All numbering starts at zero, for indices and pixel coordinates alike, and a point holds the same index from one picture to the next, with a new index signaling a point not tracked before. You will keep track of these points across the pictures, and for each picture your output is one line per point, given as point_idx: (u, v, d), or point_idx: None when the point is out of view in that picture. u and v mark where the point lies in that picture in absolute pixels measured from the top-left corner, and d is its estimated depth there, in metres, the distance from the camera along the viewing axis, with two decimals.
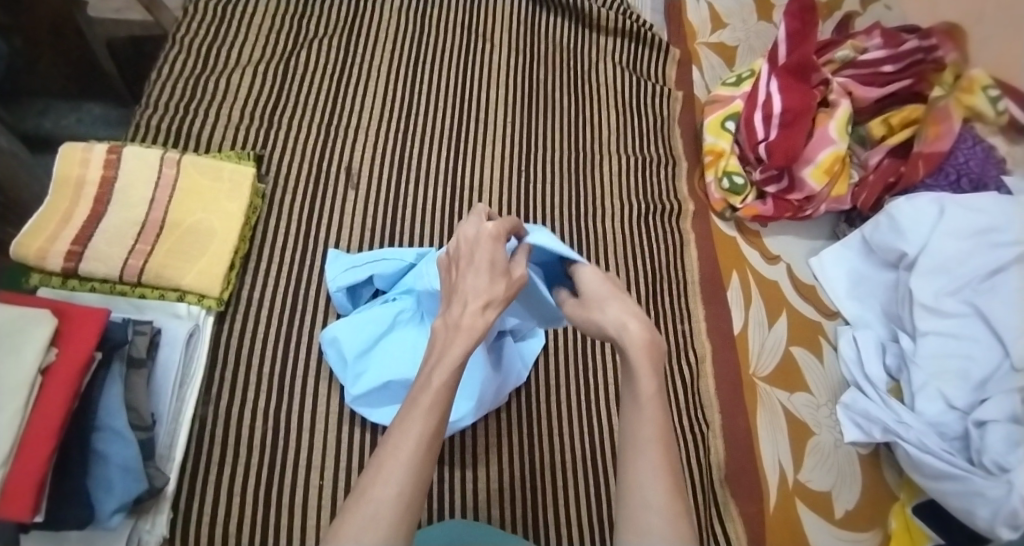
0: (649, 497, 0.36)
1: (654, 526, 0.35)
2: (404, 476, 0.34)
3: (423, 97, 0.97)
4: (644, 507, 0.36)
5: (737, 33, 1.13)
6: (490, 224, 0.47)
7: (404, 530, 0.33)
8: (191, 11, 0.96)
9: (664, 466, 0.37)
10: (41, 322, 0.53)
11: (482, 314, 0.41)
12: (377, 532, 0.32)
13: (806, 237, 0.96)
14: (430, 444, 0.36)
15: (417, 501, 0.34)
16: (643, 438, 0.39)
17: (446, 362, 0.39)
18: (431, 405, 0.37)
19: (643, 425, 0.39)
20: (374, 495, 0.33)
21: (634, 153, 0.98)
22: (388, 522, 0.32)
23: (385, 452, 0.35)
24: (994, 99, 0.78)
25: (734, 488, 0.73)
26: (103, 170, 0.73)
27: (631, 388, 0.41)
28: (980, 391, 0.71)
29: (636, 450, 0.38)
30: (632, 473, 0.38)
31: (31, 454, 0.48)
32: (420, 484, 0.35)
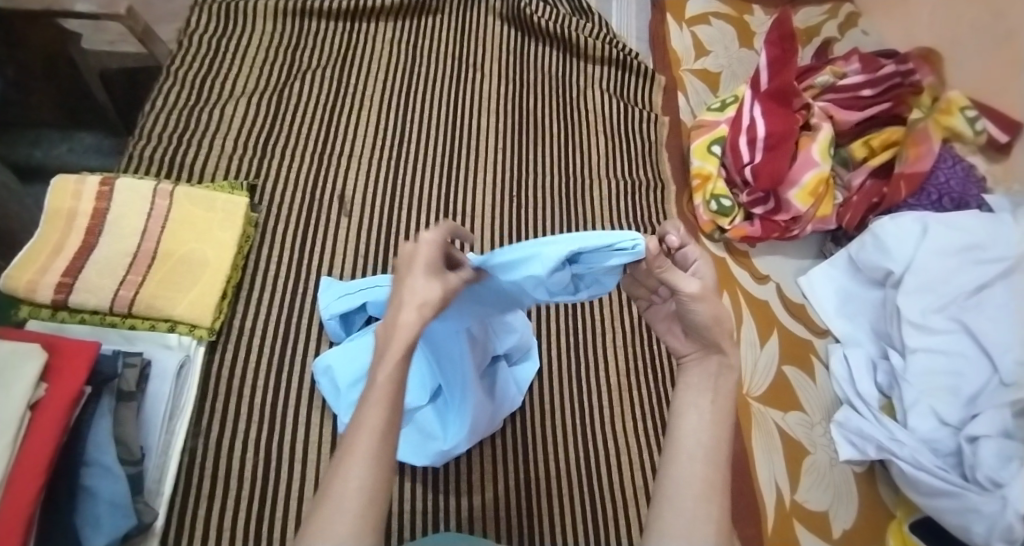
0: (710, 509, 0.36)
1: (707, 532, 0.36)
2: (364, 468, 0.33)
3: (415, 126, 0.98)
4: (703, 516, 0.36)
5: (720, 60, 1.17)
6: (429, 232, 0.41)
7: (371, 522, 0.33)
8: (185, 43, 0.98)
9: (724, 480, 0.38)
10: (31, 357, 0.52)
11: (418, 315, 0.38)
12: (341, 527, 0.32)
13: (794, 256, 0.97)
14: (385, 434, 0.35)
15: (381, 491, 0.34)
16: (716, 449, 0.39)
17: (391, 356, 0.37)
18: (380, 399, 0.36)
19: (718, 439, 0.39)
20: (338, 491, 0.33)
21: (623, 177, 1.00)
22: (354, 515, 0.32)
23: (343, 451, 0.35)
24: (971, 119, 0.86)
25: (735, 513, 0.73)
26: (95, 202, 0.73)
27: (709, 396, 0.41)
28: (970, 407, 0.72)
29: (704, 458, 0.38)
30: (694, 478, 0.38)
31: (19, 492, 0.47)
32: (383, 474, 0.34)
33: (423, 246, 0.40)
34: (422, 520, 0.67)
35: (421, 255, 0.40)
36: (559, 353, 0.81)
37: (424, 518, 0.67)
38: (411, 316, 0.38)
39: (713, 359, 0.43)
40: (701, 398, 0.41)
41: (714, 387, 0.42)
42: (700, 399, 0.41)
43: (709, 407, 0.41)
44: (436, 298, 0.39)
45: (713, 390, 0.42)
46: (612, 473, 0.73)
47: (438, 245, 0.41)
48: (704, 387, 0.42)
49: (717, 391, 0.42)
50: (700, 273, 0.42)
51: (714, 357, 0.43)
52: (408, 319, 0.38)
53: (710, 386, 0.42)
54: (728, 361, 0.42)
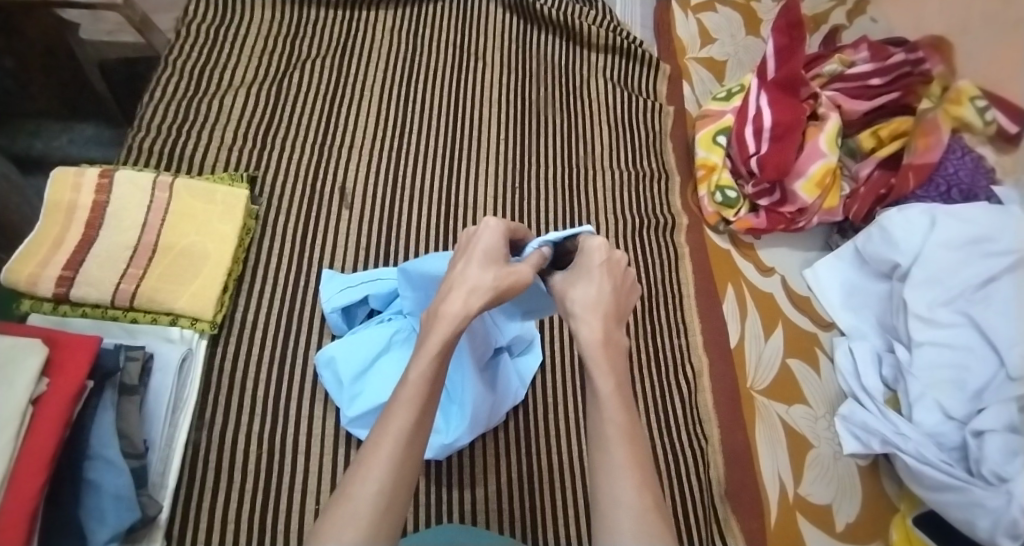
0: (618, 494, 0.38)
1: (624, 520, 0.37)
2: (383, 471, 0.36)
3: (416, 116, 0.97)
4: (614, 505, 0.38)
5: (726, 48, 1.15)
6: (492, 219, 0.49)
7: (382, 524, 0.35)
8: (183, 32, 0.96)
9: (629, 460, 0.39)
10: (33, 351, 0.52)
11: (464, 302, 0.43)
12: (355, 529, 0.34)
13: (800, 248, 0.96)
14: (408, 440, 0.38)
15: (398, 493, 0.36)
16: (611, 437, 0.41)
17: (425, 354, 0.41)
18: (410, 400, 0.39)
19: (607, 425, 0.41)
20: (355, 493, 0.35)
21: (627, 167, 0.99)
22: (366, 517, 0.34)
23: (365, 450, 0.37)
24: (981, 109, 0.82)
25: (736, 504, 0.74)
26: (95, 195, 0.72)
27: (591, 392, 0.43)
28: (976, 401, 0.71)
29: (600, 448, 0.41)
30: (602, 475, 0.39)
31: (22, 487, 0.47)
32: (399, 480, 0.37)
33: (489, 229, 0.47)
34: (426, 513, 0.67)
35: (483, 240, 0.46)
36: (560, 346, 0.80)
37: (428, 511, 0.67)
38: (455, 304, 0.43)
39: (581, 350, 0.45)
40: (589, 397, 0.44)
41: (592, 377, 0.44)
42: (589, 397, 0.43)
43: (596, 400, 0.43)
44: (488, 287, 0.44)
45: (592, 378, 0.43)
46: None
47: (501, 234, 0.48)
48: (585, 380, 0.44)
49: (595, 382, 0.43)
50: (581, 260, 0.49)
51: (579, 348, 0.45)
52: (451, 310, 0.42)
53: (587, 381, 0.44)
54: (584, 346, 0.45)
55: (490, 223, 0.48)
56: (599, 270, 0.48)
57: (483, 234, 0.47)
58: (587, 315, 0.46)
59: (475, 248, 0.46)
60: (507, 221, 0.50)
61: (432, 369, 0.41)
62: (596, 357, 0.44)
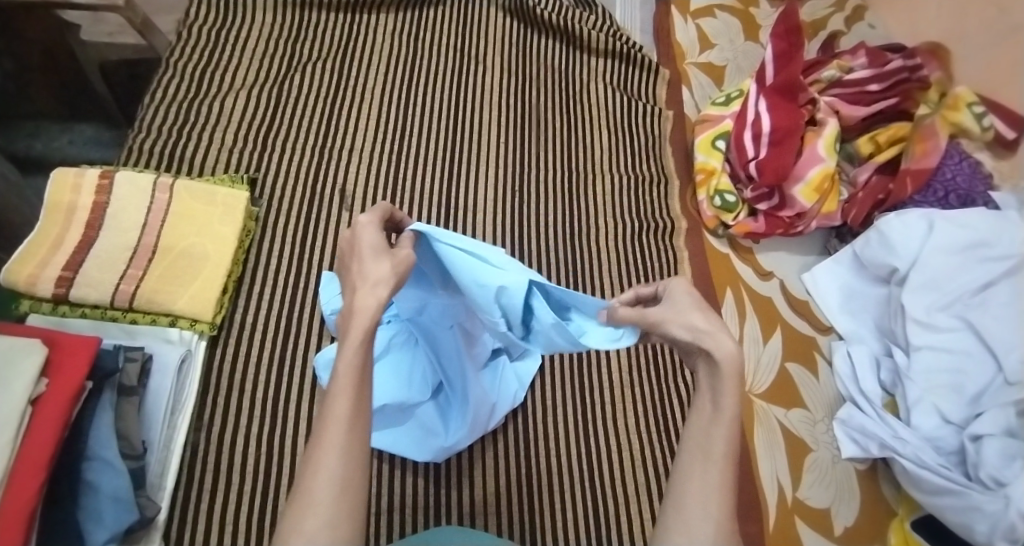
0: (709, 510, 0.35)
1: (706, 531, 0.34)
2: (339, 456, 0.32)
3: (417, 119, 0.97)
4: (701, 517, 0.35)
5: (726, 53, 1.16)
6: (365, 217, 0.44)
7: (346, 511, 0.32)
8: (185, 34, 0.97)
9: (727, 479, 0.36)
10: (32, 352, 0.52)
11: (374, 292, 0.38)
12: (317, 518, 0.31)
13: (798, 252, 0.96)
14: (352, 424, 0.34)
15: (356, 479, 0.33)
16: (712, 448, 0.37)
17: (348, 343, 0.36)
18: (346, 388, 0.35)
19: (714, 436, 0.37)
20: (310, 485, 0.32)
21: (626, 172, 0.99)
22: (328, 505, 0.31)
23: (313, 440, 0.34)
24: (980, 115, 0.86)
25: (735, 507, 0.73)
26: (95, 195, 0.72)
27: (709, 394, 0.38)
28: (974, 405, 0.71)
29: (702, 459, 0.37)
30: (691, 481, 0.36)
31: (21, 488, 0.47)
32: (356, 465, 0.33)
33: (364, 227, 0.42)
34: (425, 515, 0.67)
35: (364, 238, 0.41)
36: (560, 349, 0.80)
37: (427, 513, 0.67)
38: (366, 297, 0.37)
39: (704, 357, 0.39)
40: (701, 398, 0.39)
41: (709, 383, 0.39)
42: (700, 400, 0.39)
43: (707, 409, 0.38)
44: (389, 276, 0.39)
45: (713, 390, 0.38)
46: (613, 471, 0.73)
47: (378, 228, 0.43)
48: (704, 385, 0.39)
49: (714, 388, 0.38)
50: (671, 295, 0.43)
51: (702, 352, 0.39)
52: (366, 302, 0.37)
53: (707, 384, 0.39)
54: (714, 359, 0.38)
55: (362, 220, 0.43)
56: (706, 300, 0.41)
57: (359, 235, 0.42)
58: (716, 335, 0.38)
59: (361, 248, 0.41)
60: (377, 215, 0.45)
61: (362, 357, 0.36)
62: (726, 378, 0.37)
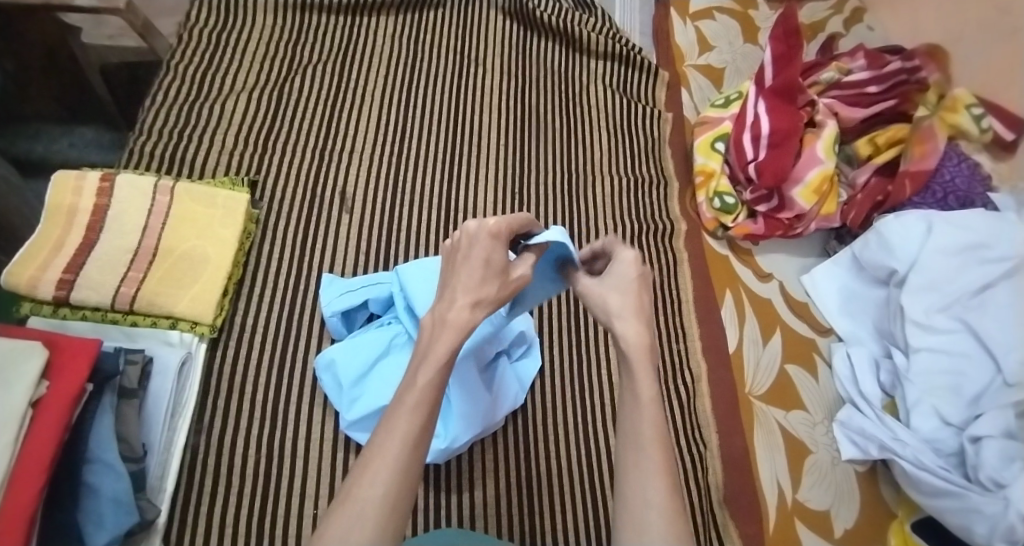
0: (648, 496, 0.35)
1: (654, 523, 0.34)
2: (392, 473, 0.34)
3: (417, 122, 0.98)
4: (642, 506, 0.35)
5: (725, 55, 1.16)
6: (494, 219, 0.42)
7: (393, 525, 0.33)
8: (186, 37, 0.97)
9: (664, 462, 0.37)
10: (33, 355, 0.52)
11: (471, 312, 0.39)
12: (366, 531, 0.32)
13: (798, 254, 0.96)
14: (417, 440, 0.35)
15: (405, 496, 0.34)
16: (641, 436, 0.37)
17: (431, 360, 0.38)
18: (417, 405, 0.36)
19: (640, 423, 0.38)
20: (363, 495, 0.33)
21: (626, 174, 0.99)
22: (377, 518, 0.32)
23: (371, 451, 0.35)
24: (978, 116, 0.86)
25: (734, 509, 0.73)
26: (96, 198, 0.73)
27: (628, 383, 0.40)
28: (973, 407, 0.71)
29: (632, 446, 0.37)
30: (630, 472, 0.37)
31: (20, 492, 0.47)
32: (410, 482, 0.34)
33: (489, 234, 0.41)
34: (425, 517, 0.67)
35: (485, 251, 0.41)
36: (558, 352, 0.80)
37: (427, 515, 0.67)
38: (461, 312, 0.39)
39: (618, 345, 0.42)
40: (623, 391, 0.41)
41: (626, 374, 0.41)
42: (622, 393, 0.41)
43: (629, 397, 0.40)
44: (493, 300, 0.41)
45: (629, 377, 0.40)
46: (611, 474, 0.72)
47: (501, 241, 0.42)
48: (625, 379, 0.41)
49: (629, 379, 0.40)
50: (612, 271, 0.45)
51: (615, 342, 0.42)
52: (458, 317, 0.39)
53: (624, 376, 0.41)
54: (623, 346, 0.41)
55: (486, 222, 0.42)
56: (628, 282, 0.44)
57: (478, 240, 0.41)
58: (621, 319, 0.41)
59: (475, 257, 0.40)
60: (507, 218, 0.44)
61: (440, 376, 0.38)
62: (635, 357, 0.40)
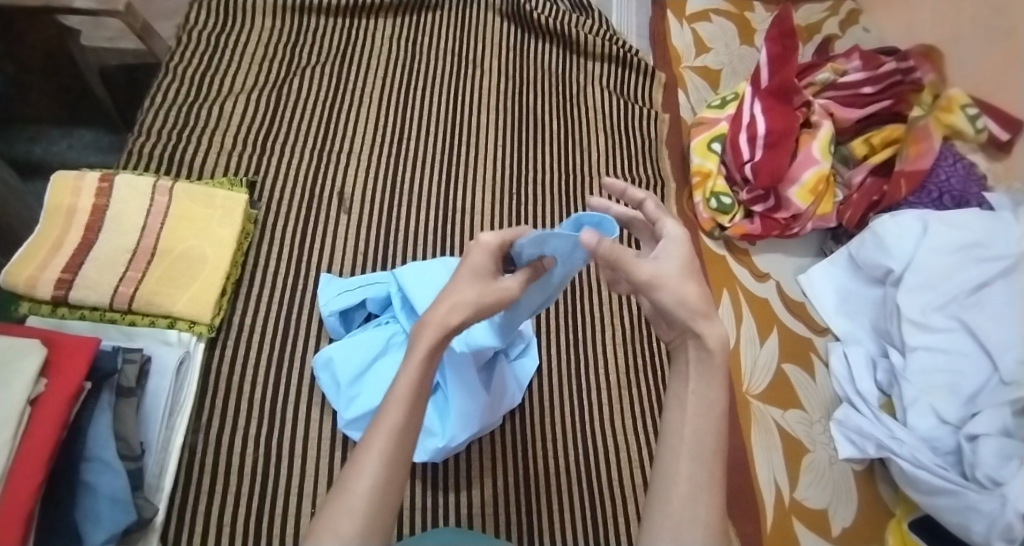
0: (698, 511, 0.36)
1: (697, 535, 0.36)
2: (379, 467, 0.36)
3: (415, 123, 0.98)
4: (691, 520, 0.36)
5: (721, 57, 1.16)
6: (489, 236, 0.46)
7: (380, 518, 0.35)
8: (185, 39, 0.98)
9: (715, 477, 0.38)
10: (31, 352, 0.52)
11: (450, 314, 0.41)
12: (353, 524, 0.34)
13: (794, 254, 0.96)
14: (403, 434, 0.37)
15: (392, 491, 0.36)
16: (700, 447, 0.38)
17: (415, 359, 0.39)
18: (401, 399, 0.38)
19: (703, 430, 0.39)
20: (351, 488, 0.35)
21: (623, 174, 1.00)
22: (363, 511, 0.34)
23: (360, 448, 0.37)
24: (973, 116, 0.86)
25: (732, 509, 0.73)
26: (95, 198, 0.73)
27: (694, 386, 0.40)
28: (970, 405, 0.72)
29: (687, 457, 0.38)
30: (680, 481, 0.37)
31: (18, 490, 0.47)
32: (395, 476, 0.36)
33: (481, 249, 0.45)
34: (423, 517, 0.67)
35: (471, 259, 0.44)
36: (557, 351, 0.80)
37: (425, 514, 0.67)
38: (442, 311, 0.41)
39: (693, 340, 0.41)
40: (685, 390, 0.41)
41: (698, 374, 0.41)
42: (684, 391, 0.41)
43: (691, 399, 0.40)
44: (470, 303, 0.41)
45: (699, 381, 0.40)
46: (610, 474, 0.72)
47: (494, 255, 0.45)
48: (690, 379, 0.41)
49: (701, 379, 0.41)
50: (665, 250, 0.43)
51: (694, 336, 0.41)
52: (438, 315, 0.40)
53: (693, 375, 0.41)
54: (704, 343, 0.40)
55: (484, 239, 0.45)
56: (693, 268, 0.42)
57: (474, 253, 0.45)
58: (707, 317, 0.40)
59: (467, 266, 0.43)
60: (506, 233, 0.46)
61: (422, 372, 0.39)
62: (716, 360, 0.40)
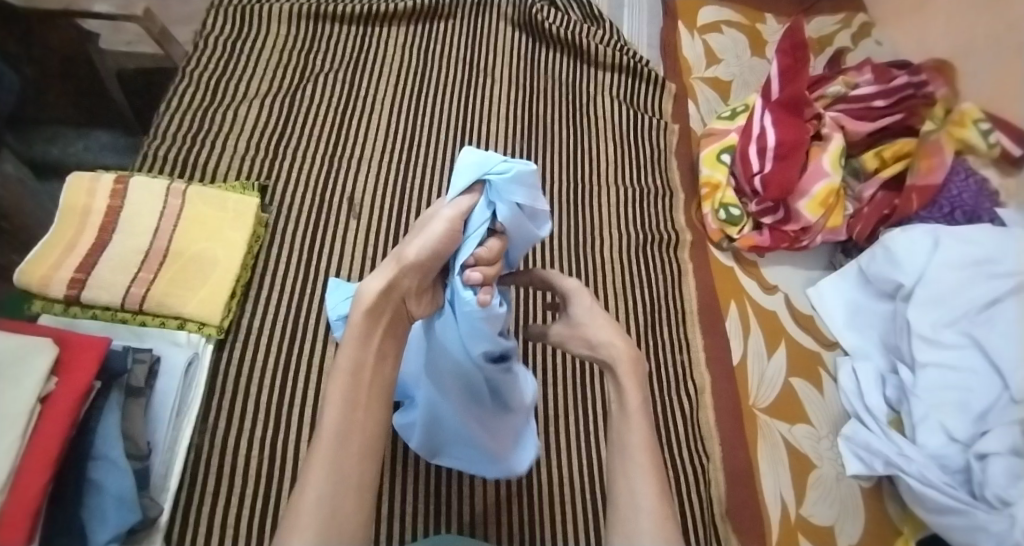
0: (638, 500, 0.42)
1: (645, 523, 0.41)
2: (323, 478, 0.40)
3: (425, 130, 0.99)
4: (633, 509, 0.41)
5: (732, 68, 1.17)
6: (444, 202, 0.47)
7: (331, 526, 0.38)
8: (202, 45, 0.99)
9: (652, 466, 0.44)
10: (42, 351, 0.53)
11: (382, 281, 0.44)
12: (305, 533, 0.37)
13: (803, 267, 0.96)
14: (342, 438, 0.42)
15: (342, 500, 0.40)
16: (630, 442, 0.45)
17: (352, 343, 0.44)
18: (337, 403, 0.43)
19: (630, 433, 0.45)
20: (302, 504, 0.39)
21: (632, 184, 1.00)
22: (314, 523, 0.38)
23: (306, 463, 0.41)
24: (986, 131, 0.85)
25: (737, 523, 0.73)
26: (109, 200, 0.74)
27: (618, 398, 0.48)
28: (980, 423, 0.70)
29: (622, 454, 0.45)
30: (619, 478, 0.44)
31: (26, 486, 0.48)
32: (342, 483, 0.40)
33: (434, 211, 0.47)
34: (424, 523, 0.67)
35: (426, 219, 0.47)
36: (563, 359, 0.80)
37: (427, 521, 0.67)
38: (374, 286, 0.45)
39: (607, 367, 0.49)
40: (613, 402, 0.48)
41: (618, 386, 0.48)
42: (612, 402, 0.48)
43: (620, 405, 0.47)
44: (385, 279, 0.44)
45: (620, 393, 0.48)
46: None
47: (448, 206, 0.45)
48: (616, 392, 0.48)
49: (620, 391, 0.48)
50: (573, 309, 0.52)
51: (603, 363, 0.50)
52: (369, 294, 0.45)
53: (616, 390, 0.48)
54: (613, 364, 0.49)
55: (444, 214, 0.45)
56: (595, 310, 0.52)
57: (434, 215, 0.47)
58: (606, 345, 0.50)
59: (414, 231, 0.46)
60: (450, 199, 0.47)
61: (359, 357, 0.44)
62: (623, 371, 0.48)
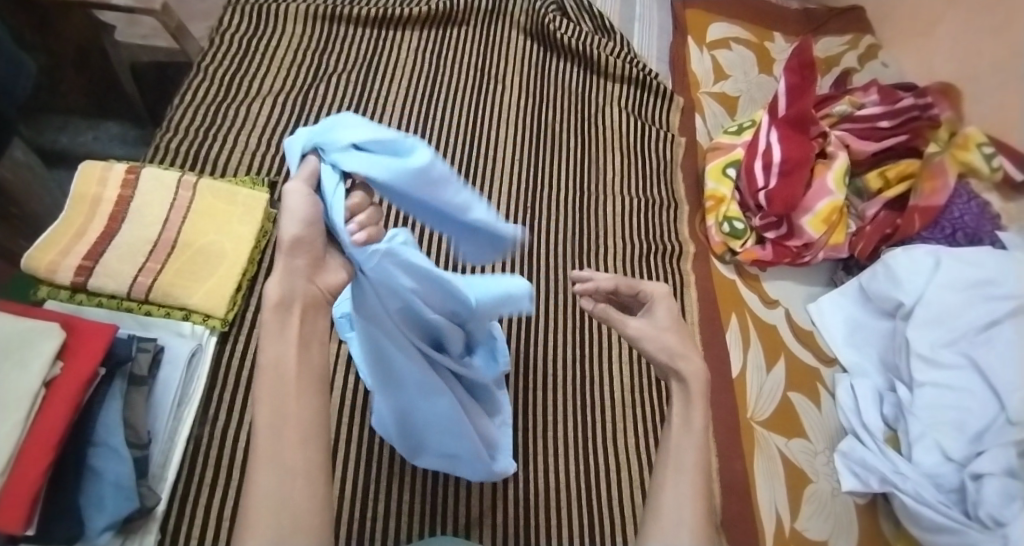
0: (682, 515, 0.39)
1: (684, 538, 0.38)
2: (269, 469, 0.31)
3: (434, 134, 1.00)
4: (677, 523, 0.39)
5: (740, 85, 1.18)
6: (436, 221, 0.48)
7: (313, 509, 0.32)
8: (217, 41, 1.00)
9: (699, 491, 0.41)
10: (49, 335, 0.54)
11: None
12: (267, 524, 0.30)
13: (804, 282, 0.96)
14: (278, 424, 0.33)
15: (304, 496, 0.32)
16: (684, 460, 0.43)
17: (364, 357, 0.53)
18: (272, 381, 0.33)
19: (685, 451, 0.43)
20: (252, 500, 0.31)
21: (637, 194, 1.01)
22: (269, 515, 0.31)
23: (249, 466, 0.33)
24: (989, 155, 0.88)
25: (733, 535, 0.73)
26: (120, 189, 0.75)
27: (681, 415, 0.46)
28: (975, 444, 0.71)
29: (676, 471, 0.42)
30: (666, 493, 0.41)
31: (29, 468, 0.48)
32: (303, 470, 0.33)
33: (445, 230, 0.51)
34: (421, 522, 0.67)
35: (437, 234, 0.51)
36: (564, 365, 0.81)
37: (424, 520, 0.68)
38: None
39: (678, 381, 0.48)
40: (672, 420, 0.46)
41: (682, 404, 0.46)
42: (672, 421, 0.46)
43: (681, 427, 0.45)
44: None
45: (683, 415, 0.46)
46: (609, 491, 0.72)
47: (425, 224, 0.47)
48: (679, 406, 0.47)
49: (684, 408, 0.46)
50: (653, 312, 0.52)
51: (676, 377, 0.48)
52: None
53: (680, 405, 0.47)
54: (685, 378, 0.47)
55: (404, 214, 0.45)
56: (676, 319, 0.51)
57: None
58: (685, 358, 0.48)
59: None
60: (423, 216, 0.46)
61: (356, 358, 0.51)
62: (694, 386, 0.46)
